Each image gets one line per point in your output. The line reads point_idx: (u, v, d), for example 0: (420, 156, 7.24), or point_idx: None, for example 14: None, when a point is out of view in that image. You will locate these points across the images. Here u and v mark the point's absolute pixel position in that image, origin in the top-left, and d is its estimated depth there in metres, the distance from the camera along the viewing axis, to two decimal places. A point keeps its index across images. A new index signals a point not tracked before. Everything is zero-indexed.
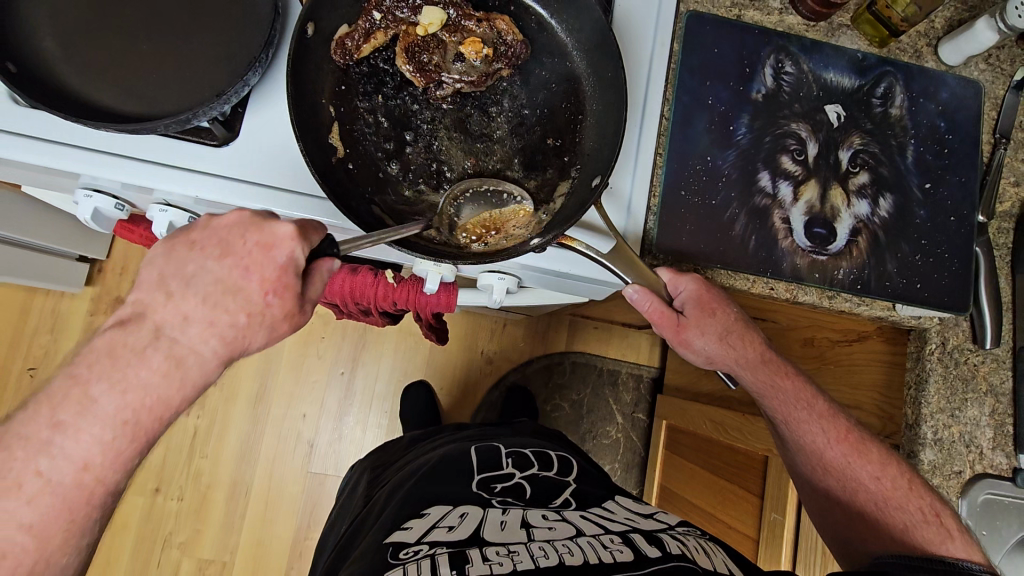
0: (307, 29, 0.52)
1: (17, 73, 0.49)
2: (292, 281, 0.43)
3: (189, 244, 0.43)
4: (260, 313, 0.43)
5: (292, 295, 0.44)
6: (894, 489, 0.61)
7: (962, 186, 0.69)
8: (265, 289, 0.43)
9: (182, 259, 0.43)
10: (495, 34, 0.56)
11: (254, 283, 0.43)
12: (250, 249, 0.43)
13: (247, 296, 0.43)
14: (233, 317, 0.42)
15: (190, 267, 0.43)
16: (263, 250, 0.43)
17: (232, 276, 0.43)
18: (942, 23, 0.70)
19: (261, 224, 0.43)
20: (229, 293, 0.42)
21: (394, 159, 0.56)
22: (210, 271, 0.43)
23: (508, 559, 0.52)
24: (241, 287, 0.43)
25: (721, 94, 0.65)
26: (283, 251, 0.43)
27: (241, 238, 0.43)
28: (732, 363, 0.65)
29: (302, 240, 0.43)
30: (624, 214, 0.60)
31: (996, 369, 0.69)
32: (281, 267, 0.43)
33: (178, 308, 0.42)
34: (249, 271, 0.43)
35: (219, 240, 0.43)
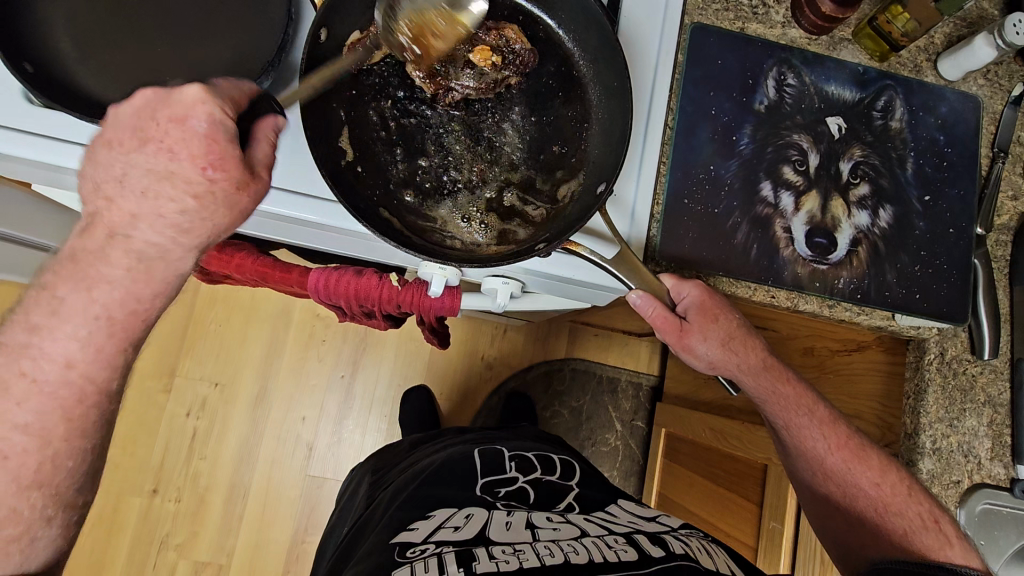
0: (320, 35, 0.53)
1: (34, 73, 0.50)
2: (223, 146, 0.42)
3: (106, 143, 0.42)
4: (207, 189, 0.43)
5: (231, 163, 0.42)
6: (893, 495, 0.61)
7: (961, 199, 0.70)
8: (201, 165, 0.42)
9: (107, 161, 0.42)
10: (505, 43, 0.58)
11: (184, 159, 0.42)
12: (165, 125, 0.41)
13: (183, 177, 0.42)
14: (180, 204, 0.43)
15: (114, 164, 0.42)
16: (180, 121, 0.41)
17: (163, 160, 0.42)
18: (942, 39, 0.72)
19: (169, 95, 0.41)
20: (166, 179, 0.42)
21: (403, 163, 0.57)
22: (140, 163, 0.42)
23: (514, 557, 0.52)
24: (175, 168, 0.42)
25: (723, 105, 0.67)
26: (199, 115, 0.41)
27: (154, 115, 0.41)
28: (734, 368, 0.66)
29: (210, 99, 0.41)
30: (628, 221, 0.61)
31: (995, 381, 0.69)
32: (206, 136, 0.41)
33: (123, 209, 0.42)
34: (176, 151, 0.41)
35: (134, 121, 0.42)
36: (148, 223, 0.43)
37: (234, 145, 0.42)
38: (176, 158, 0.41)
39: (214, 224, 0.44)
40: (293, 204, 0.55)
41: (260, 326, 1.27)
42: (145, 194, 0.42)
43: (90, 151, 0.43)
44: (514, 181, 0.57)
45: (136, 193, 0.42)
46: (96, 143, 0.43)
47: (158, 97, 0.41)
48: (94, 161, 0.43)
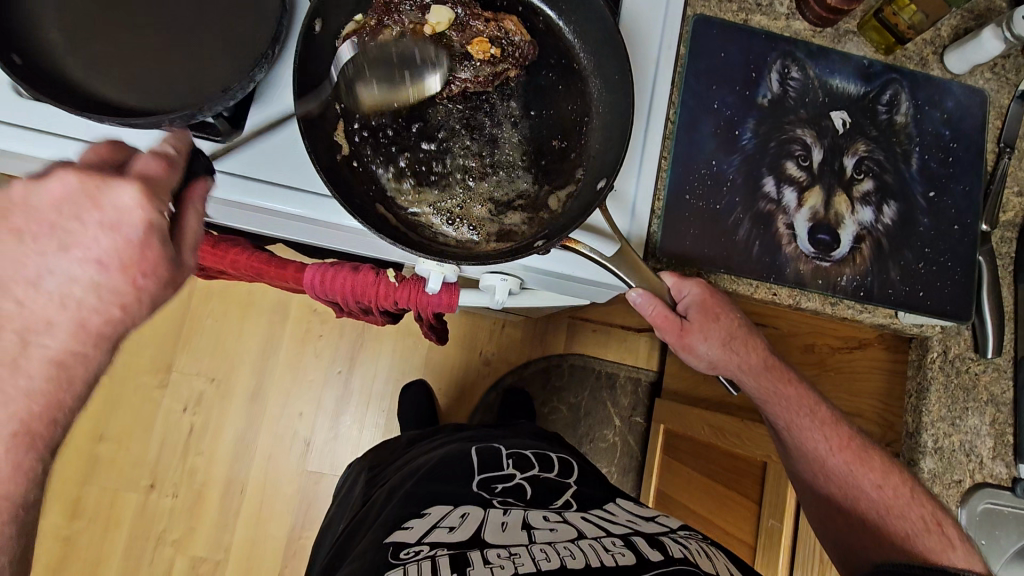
0: (314, 26, 0.52)
1: (21, 64, 0.48)
2: (159, 254, 0.38)
3: (9, 230, 0.36)
4: (132, 296, 0.39)
5: (160, 272, 0.39)
6: (895, 497, 0.60)
7: (965, 195, 0.69)
8: (132, 274, 0.38)
9: (6, 252, 0.36)
10: (503, 34, 0.56)
11: (114, 272, 0.37)
12: (95, 231, 0.37)
13: (112, 289, 0.38)
14: (106, 313, 0.38)
15: (21, 260, 0.36)
16: (113, 228, 0.37)
17: (90, 271, 0.37)
18: (949, 31, 0.70)
19: (99, 192, 0.36)
20: (91, 287, 0.37)
21: (397, 159, 0.55)
22: (56, 266, 0.37)
23: (509, 561, 0.52)
24: (104, 279, 0.38)
25: (726, 99, 0.65)
26: (137, 225, 0.37)
27: (77, 213, 0.36)
28: (735, 368, 0.65)
29: (150, 204, 0.37)
30: (628, 217, 0.60)
31: (998, 379, 0.69)
32: (140, 246, 0.38)
33: (38, 312, 0.37)
34: (105, 260, 0.37)
35: (55, 216, 0.36)
36: (67, 329, 0.38)
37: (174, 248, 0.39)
38: (109, 270, 0.37)
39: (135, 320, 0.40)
40: (287, 200, 0.54)
41: (257, 320, 1.26)
42: (62, 301, 0.37)
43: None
44: (513, 177, 0.56)
45: (51, 300, 0.37)
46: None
47: (88, 194, 0.36)
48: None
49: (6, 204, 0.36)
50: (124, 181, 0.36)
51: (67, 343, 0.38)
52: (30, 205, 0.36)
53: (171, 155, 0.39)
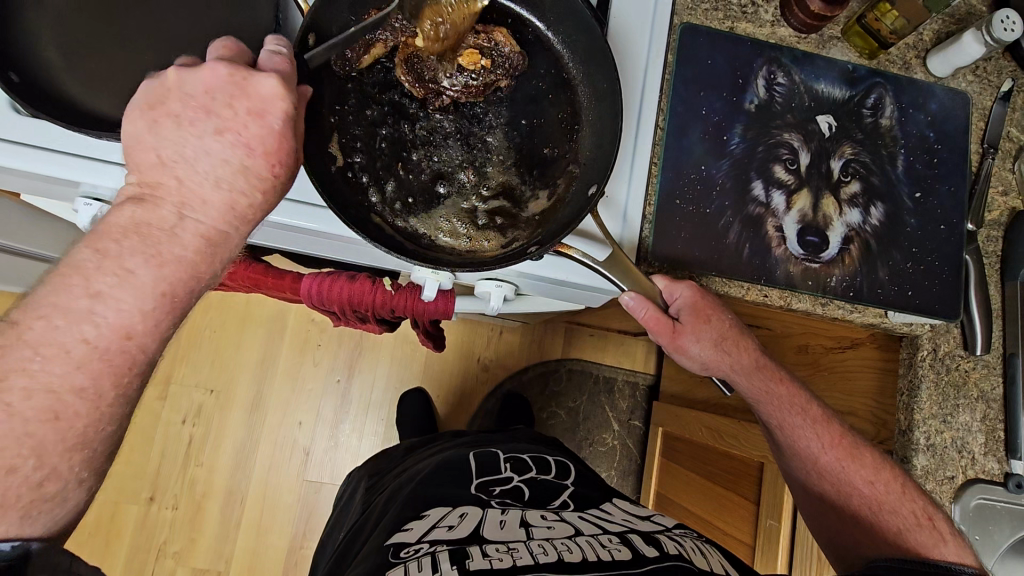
0: (308, 39, 0.53)
1: (21, 83, 0.49)
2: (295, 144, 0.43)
3: (170, 116, 0.41)
4: (274, 185, 0.44)
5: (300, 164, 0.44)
6: (886, 493, 0.61)
7: (951, 196, 0.70)
8: (274, 161, 0.43)
9: (171, 135, 0.41)
10: (492, 45, 0.58)
11: (260, 158, 0.42)
12: (243, 120, 0.41)
13: (258, 173, 0.42)
14: (252, 199, 0.43)
15: (180, 141, 0.41)
16: (258, 117, 0.42)
17: (238, 154, 0.42)
18: (931, 35, 0.72)
19: (241, 84, 0.41)
20: (239, 171, 0.42)
21: (392, 170, 0.56)
22: (210, 151, 0.41)
23: (507, 555, 0.52)
24: (251, 164, 0.42)
25: (714, 104, 0.67)
26: (279, 112, 0.42)
27: (229, 102, 0.41)
28: (727, 369, 0.66)
29: (289, 97, 0.42)
30: (620, 222, 0.61)
31: (988, 376, 0.69)
32: (281, 134, 0.42)
33: (196, 192, 0.41)
34: (253, 147, 0.42)
35: (205, 103, 0.41)
36: (219, 209, 0.42)
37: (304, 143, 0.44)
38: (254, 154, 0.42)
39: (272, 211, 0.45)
40: (284, 212, 0.55)
41: (256, 330, 1.26)
42: (217, 185, 0.41)
43: (147, 118, 0.41)
44: (505, 183, 0.57)
45: (210, 180, 0.41)
46: (157, 114, 0.41)
47: (234, 82, 0.41)
48: (154, 130, 0.41)
49: (164, 94, 0.41)
50: (263, 74, 0.42)
51: (215, 221, 0.42)
52: (186, 90, 0.41)
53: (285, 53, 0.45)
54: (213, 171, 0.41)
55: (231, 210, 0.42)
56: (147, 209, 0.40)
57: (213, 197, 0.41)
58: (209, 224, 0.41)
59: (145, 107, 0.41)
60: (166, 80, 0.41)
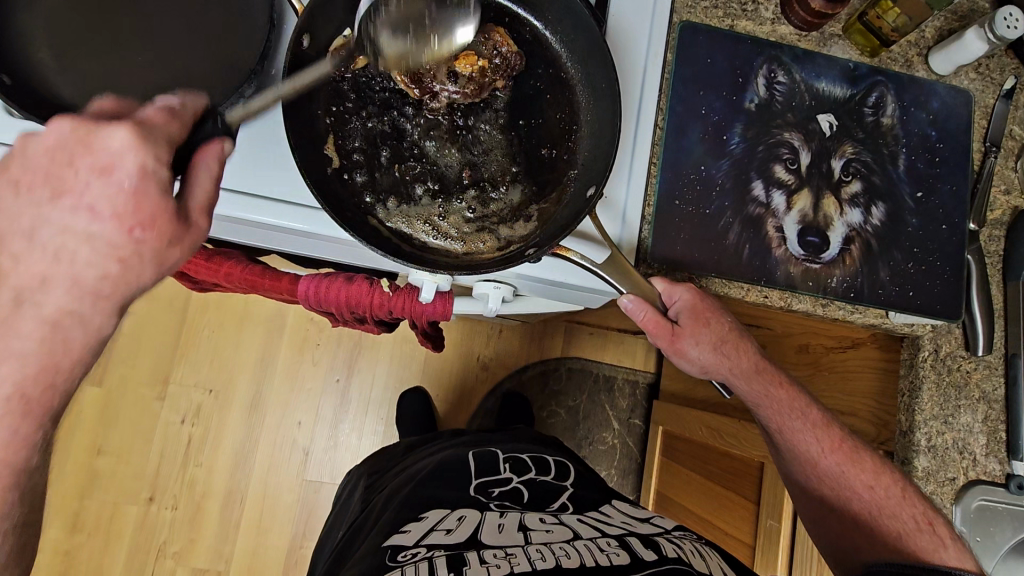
0: (303, 41, 0.53)
1: (12, 85, 0.48)
2: (153, 202, 0.38)
3: (12, 183, 0.37)
4: (131, 253, 0.38)
5: (160, 227, 0.39)
6: (887, 497, 0.61)
7: (953, 195, 0.69)
8: (126, 224, 0.38)
9: (9, 206, 0.37)
10: (490, 46, 0.57)
11: (108, 223, 0.37)
12: (85, 181, 0.37)
13: (108, 241, 0.38)
14: (103, 270, 0.38)
15: (21, 213, 0.37)
16: (104, 173, 0.37)
17: (84, 221, 0.37)
18: (933, 33, 0.71)
19: (88, 141, 0.37)
20: (84, 238, 0.37)
21: (388, 171, 0.55)
22: (52, 221, 0.37)
23: (505, 561, 0.52)
24: (98, 231, 0.37)
25: (714, 104, 0.66)
26: (128, 170, 0.37)
27: (70, 163, 0.37)
28: (727, 372, 0.65)
29: (140, 150, 0.37)
30: (619, 223, 0.60)
31: (989, 376, 0.69)
32: (130, 194, 0.37)
33: (33, 271, 0.37)
34: (99, 209, 0.37)
35: (47, 168, 0.37)
36: (63, 287, 0.38)
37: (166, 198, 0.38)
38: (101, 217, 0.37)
39: (136, 277, 0.39)
40: (280, 214, 0.54)
41: (255, 330, 1.26)
42: (57, 256, 0.37)
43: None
44: (503, 185, 0.57)
45: (49, 255, 0.37)
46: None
47: (81, 142, 0.37)
48: None
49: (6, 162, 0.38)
50: (112, 126, 0.37)
51: (63, 301, 0.38)
52: (26, 160, 0.37)
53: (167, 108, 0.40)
54: (54, 244, 0.37)
55: (76, 286, 0.38)
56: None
57: (53, 273, 0.38)
58: (52, 305, 0.38)
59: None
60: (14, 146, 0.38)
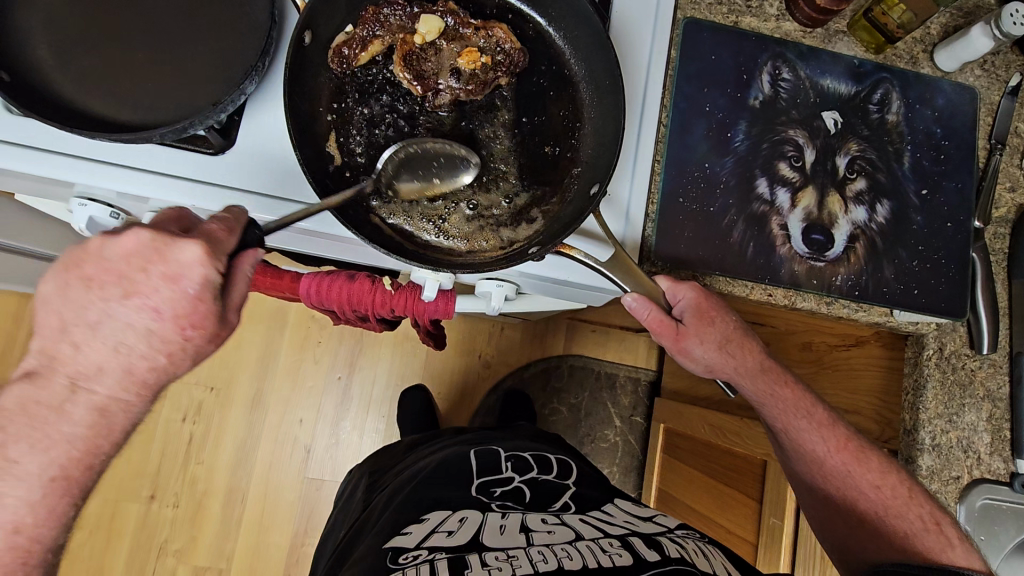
0: (305, 37, 0.53)
1: (12, 83, 0.48)
2: (209, 308, 0.42)
3: (84, 279, 0.41)
4: (179, 348, 0.42)
5: (211, 326, 0.42)
6: (894, 498, 0.61)
7: (959, 193, 0.69)
8: (181, 324, 0.41)
9: (79, 298, 0.40)
10: (493, 43, 0.56)
11: (167, 323, 0.41)
12: (154, 285, 0.40)
13: (162, 337, 0.41)
14: (152, 361, 0.42)
15: (89, 306, 0.40)
16: (171, 280, 0.40)
17: (145, 318, 0.41)
18: (938, 29, 0.71)
19: (163, 250, 0.40)
20: (143, 334, 0.41)
21: (390, 169, 0.55)
22: (116, 317, 0.41)
23: (507, 563, 0.52)
24: (157, 328, 0.41)
25: (718, 101, 0.65)
26: (195, 280, 0.40)
27: (144, 267, 0.40)
28: (732, 371, 0.65)
29: (210, 265, 0.40)
30: (622, 221, 0.60)
31: (994, 375, 0.69)
32: (193, 299, 0.41)
33: (90, 361, 0.41)
34: (161, 310, 0.41)
35: (121, 267, 0.40)
36: (115, 377, 0.41)
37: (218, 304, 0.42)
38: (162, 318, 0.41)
39: (179, 365, 0.43)
40: (282, 212, 0.54)
41: (255, 328, 1.26)
42: (117, 350, 0.41)
43: (64, 279, 0.41)
44: (506, 183, 0.56)
45: (108, 347, 0.41)
46: (71, 276, 0.41)
47: (156, 249, 0.40)
48: (62, 293, 0.41)
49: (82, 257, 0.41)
50: (186, 242, 0.40)
51: (112, 391, 0.41)
52: (104, 258, 0.40)
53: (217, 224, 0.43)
54: (114, 338, 0.41)
55: (127, 375, 0.41)
56: (37, 385, 0.40)
57: (108, 363, 0.41)
58: (104, 394, 0.41)
59: (68, 268, 0.41)
60: (91, 242, 0.41)
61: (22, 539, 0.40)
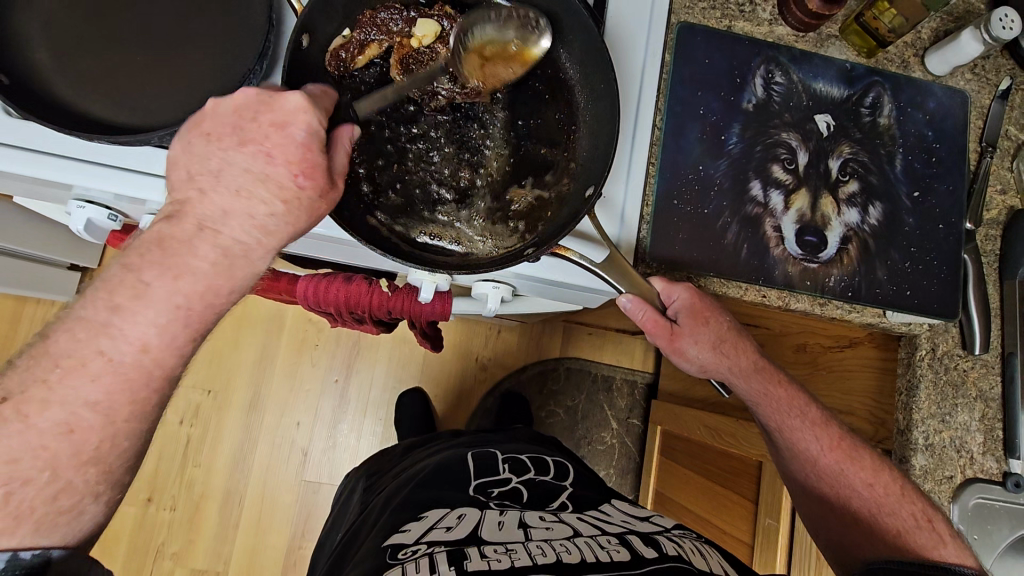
0: (302, 40, 0.52)
1: (10, 85, 0.48)
2: (316, 156, 0.45)
3: (203, 134, 0.44)
4: (296, 195, 0.45)
5: (323, 173, 0.45)
6: (886, 495, 0.61)
7: (950, 195, 0.70)
8: (294, 170, 0.44)
9: (201, 150, 0.44)
10: (488, 47, 0.58)
11: (281, 166, 0.44)
12: (266, 132, 0.44)
13: (278, 181, 0.44)
14: (270, 207, 0.44)
15: (210, 156, 0.44)
16: (280, 128, 0.44)
17: (260, 163, 0.44)
18: (929, 34, 0.71)
19: (270, 103, 0.44)
20: (262, 180, 0.44)
21: (388, 170, 0.56)
22: (235, 162, 0.44)
23: (505, 556, 0.52)
24: (272, 172, 0.44)
25: (712, 105, 0.66)
26: (299, 124, 0.44)
27: (254, 117, 0.44)
28: (726, 370, 0.65)
29: (312, 111, 0.44)
30: (617, 223, 0.60)
31: (986, 375, 0.69)
32: (303, 146, 0.44)
33: (215, 204, 0.44)
34: (273, 155, 0.44)
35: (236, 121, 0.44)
36: (239, 220, 0.44)
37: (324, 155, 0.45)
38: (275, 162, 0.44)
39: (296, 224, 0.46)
40: None
41: (253, 331, 1.26)
42: (239, 194, 0.44)
43: (186, 138, 0.44)
44: (503, 185, 0.57)
45: (231, 191, 0.44)
46: (192, 134, 0.44)
47: (262, 100, 0.44)
48: (186, 149, 0.44)
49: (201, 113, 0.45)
50: (290, 94, 0.44)
51: (235, 233, 0.44)
52: (222, 110, 0.44)
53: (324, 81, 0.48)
54: (235, 180, 0.44)
55: (249, 219, 0.44)
56: None
57: (231, 208, 0.44)
58: (228, 234, 0.44)
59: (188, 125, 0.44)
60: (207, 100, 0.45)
61: None
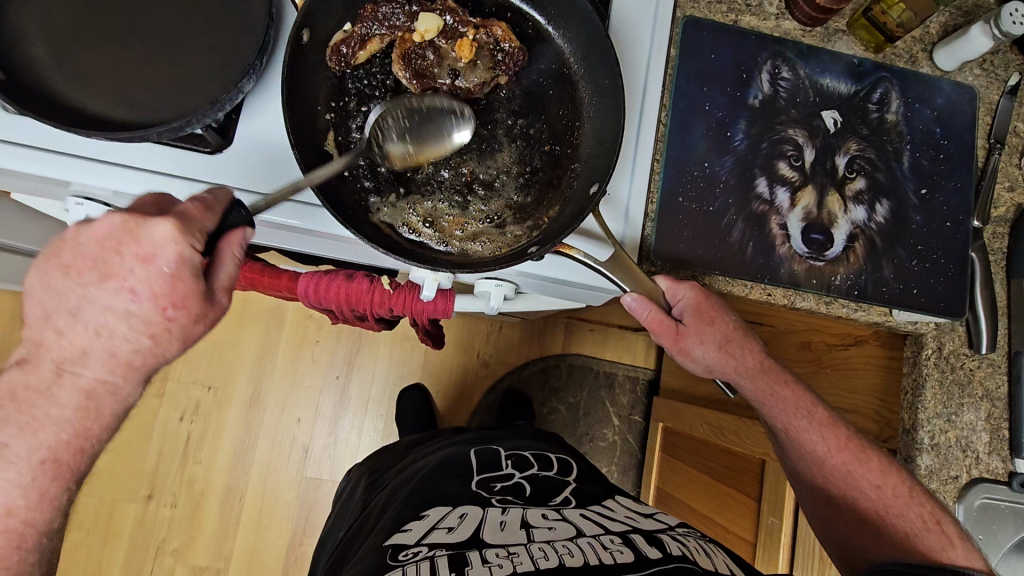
0: (302, 36, 0.52)
1: (4, 81, 0.47)
2: (189, 287, 0.42)
3: (63, 267, 0.41)
4: (163, 329, 0.42)
5: (194, 304, 0.42)
6: (894, 497, 0.61)
7: (958, 192, 0.69)
8: (162, 305, 0.41)
9: (59, 287, 0.41)
10: (493, 40, 0.56)
11: (148, 303, 0.41)
12: (129, 267, 0.40)
13: (144, 318, 0.41)
14: (135, 343, 0.42)
15: (68, 293, 0.41)
16: (145, 263, 0.40)
17: (123, 300, 0.41)
18: (937, 28, 0.71)
19: (135, 233, 0.40)
20: (125, 318, 0.41)
21: (389, 167, 0.55)
22: (97, 300, 0.41)
23: (507, 560, 0.52)
24: (135, 308, 0.41)
25: (717, 101, 0.65)
26: (169, 258, 0.41)
27: (117, 249, 0.41)
28: (732, 371, 0.65)
29: (185, 241, 0.41)
30: (622, 220, 0.60)
31: (992, 374, 0.69)
32: (169, 279, 0.41)
33: (73, 345, 0.41)
34: (138, 291, 0.41)
35: (103, 255, 0.41)
36: (100, 360, 0.42)
37: (196, 281, 0.42)
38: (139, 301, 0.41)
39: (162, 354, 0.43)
40: (279, 211, 0.54)
41: (254, 327, 1.25)
42: (98, 333, 0.41)
43: (49, 270, 0.41)
44: (506, 183, 0.56)
45: (88, 331, 0.41)
46: (51, 265, 0.41)
47: (128, 232, 0.40)
48: (44, 284, 0.41)
49: (69, 247, 0.41)
50: (155, 223, 0.40)
51: (98, 373, 0.42)
52: (86, 247, 0.41)
53: (204, 198, 0.43)
54: (95, 322, 0.41)
55: (110, 357, 0.42)
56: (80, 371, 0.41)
57: (91, 346, 0.41)
58: (89, 376, 0.42)
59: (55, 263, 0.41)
60: (73, 235, 0.41)
61: (30, 537, 0.41)
